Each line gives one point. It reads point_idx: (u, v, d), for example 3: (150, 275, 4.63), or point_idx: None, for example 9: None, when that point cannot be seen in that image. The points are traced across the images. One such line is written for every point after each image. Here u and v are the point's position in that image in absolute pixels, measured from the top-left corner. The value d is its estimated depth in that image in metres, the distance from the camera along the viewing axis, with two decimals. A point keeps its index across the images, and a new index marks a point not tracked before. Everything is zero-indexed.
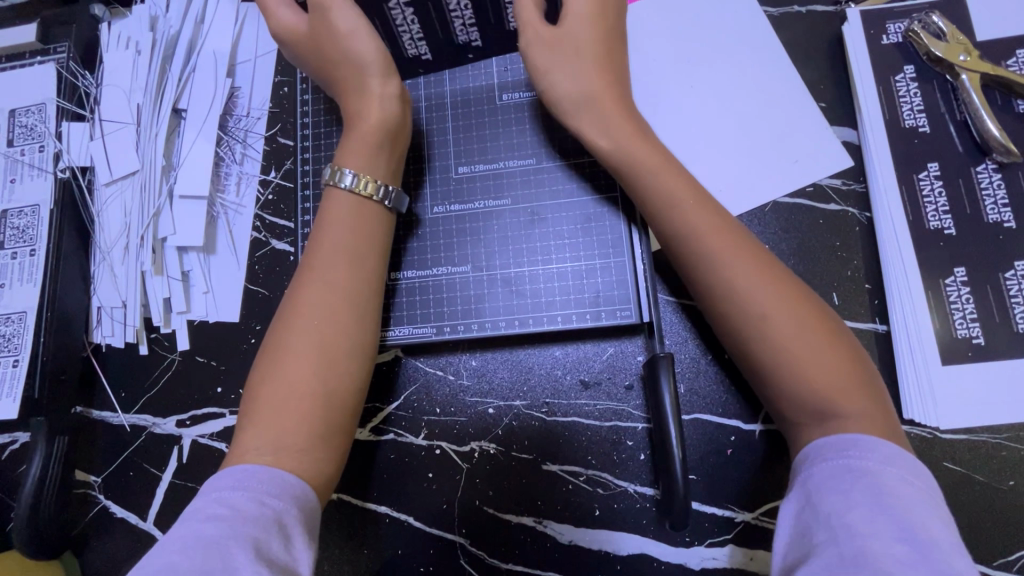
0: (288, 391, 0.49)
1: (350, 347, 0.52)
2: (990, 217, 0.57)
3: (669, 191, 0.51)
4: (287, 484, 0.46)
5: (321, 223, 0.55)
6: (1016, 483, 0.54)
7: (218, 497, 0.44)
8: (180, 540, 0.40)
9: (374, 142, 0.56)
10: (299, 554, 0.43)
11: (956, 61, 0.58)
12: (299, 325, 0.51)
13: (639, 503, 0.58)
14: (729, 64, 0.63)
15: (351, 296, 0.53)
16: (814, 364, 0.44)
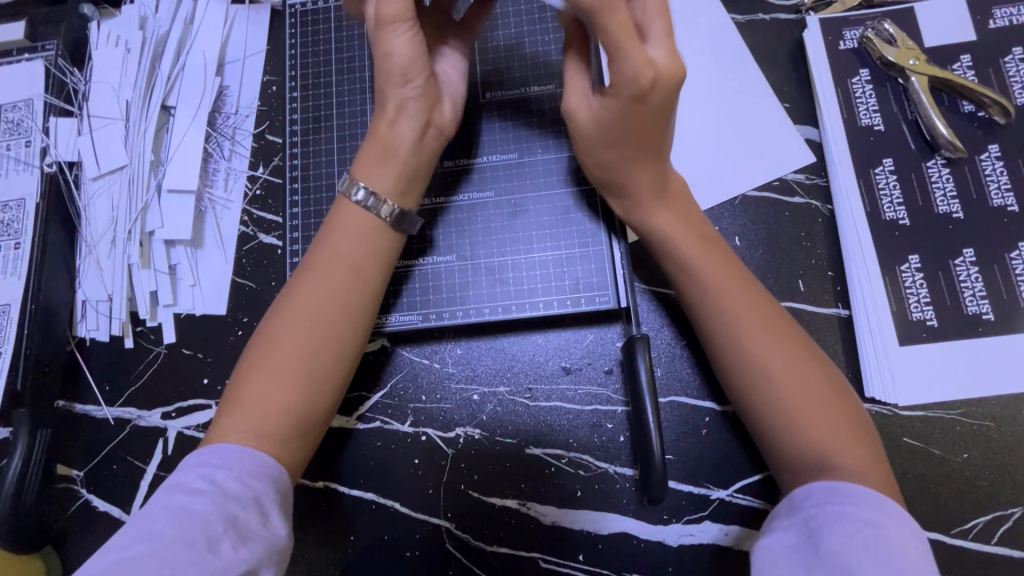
0: (276, 391, 0.50)
1: (345, 361, 0.53)
2: (940, 209, 0.61)
3: (694, 268, 0.54)
4: (267, 468, 0.47)
5: (331, 232, 0.55)
6: (971, 456, 0.57)
7: (201, 472, 0.45)
8: (164, 512, 0.43)
9: (386, 158, 0.55)
10: (276, 530, 0.45)
11: (906, 64, 0.63)
12: (297, 330, 0.52)
13: (619, 483, 0.60)
14: (700, 67, 0.67)
15: (354, 312, 0.53)
16: (812, 417, 0.48)
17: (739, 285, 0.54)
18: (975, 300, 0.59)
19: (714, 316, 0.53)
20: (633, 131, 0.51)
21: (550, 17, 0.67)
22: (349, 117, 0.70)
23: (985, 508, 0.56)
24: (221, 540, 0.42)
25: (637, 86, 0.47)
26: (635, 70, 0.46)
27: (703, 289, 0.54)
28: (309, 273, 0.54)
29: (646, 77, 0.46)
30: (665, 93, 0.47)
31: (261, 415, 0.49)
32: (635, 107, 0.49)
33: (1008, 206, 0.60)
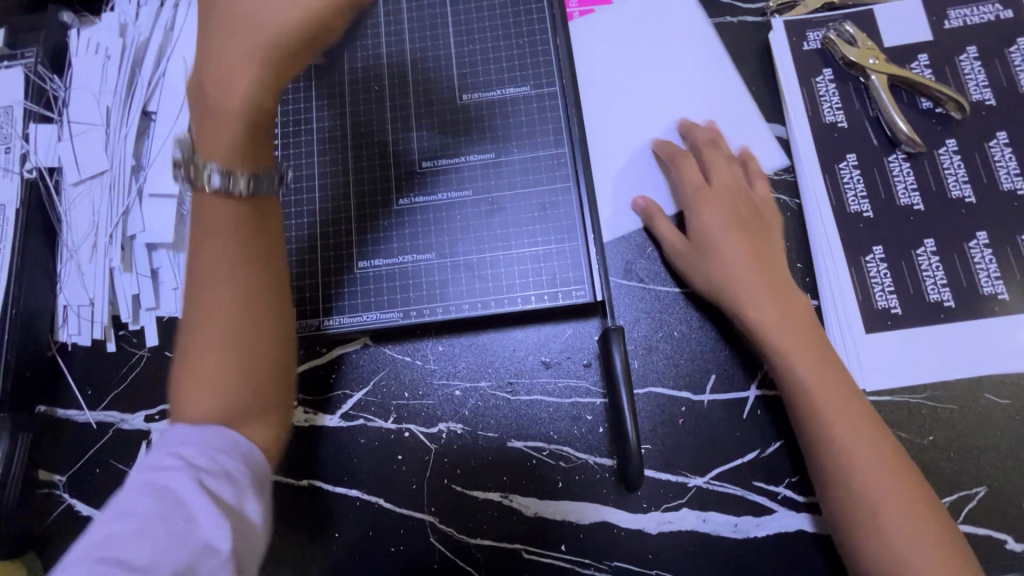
0: (216, 371, 0.41)
1: (271, 316, 0.43)
2: (901, 201, 0.63)
3: (817, 369, 0.55)
4: (242, 447, 0.41)
5: (195, 173, 0.42)
6: (936, 438, 0.59)
7: (168, 449, 0.39)
8: (134, 485, 0.38)
9: (243, 127, 0.42)
10: (247, 504, 0.39)
11: (867, 64, 0.66)
12: (205, 301, 0.42)
13: (599, 473, 0.61)
14: (671, 68, 0.69)
15: (260, 261, 0.43)
16: (906, 529, 0.50)
17: (838, 390, 0.55)
18: (936, 287, 0.61)
19: (815, 425, 0.54)
20: (735, 232, 0.61)
21: (525, 21, 0.69)
22: None
23: (951, 488, 0.58)
24: (198, 515, 0.37)
25: (720, 215, 0.62)
26: (713, 218, 0.62)
27: (803, 395, 0.55)
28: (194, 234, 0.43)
29: (736, 186, 0.64)
30: (730, 194, 0.63)
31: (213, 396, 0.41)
32: (714, 237, 0.62)
33: (965, 197, 0.63)
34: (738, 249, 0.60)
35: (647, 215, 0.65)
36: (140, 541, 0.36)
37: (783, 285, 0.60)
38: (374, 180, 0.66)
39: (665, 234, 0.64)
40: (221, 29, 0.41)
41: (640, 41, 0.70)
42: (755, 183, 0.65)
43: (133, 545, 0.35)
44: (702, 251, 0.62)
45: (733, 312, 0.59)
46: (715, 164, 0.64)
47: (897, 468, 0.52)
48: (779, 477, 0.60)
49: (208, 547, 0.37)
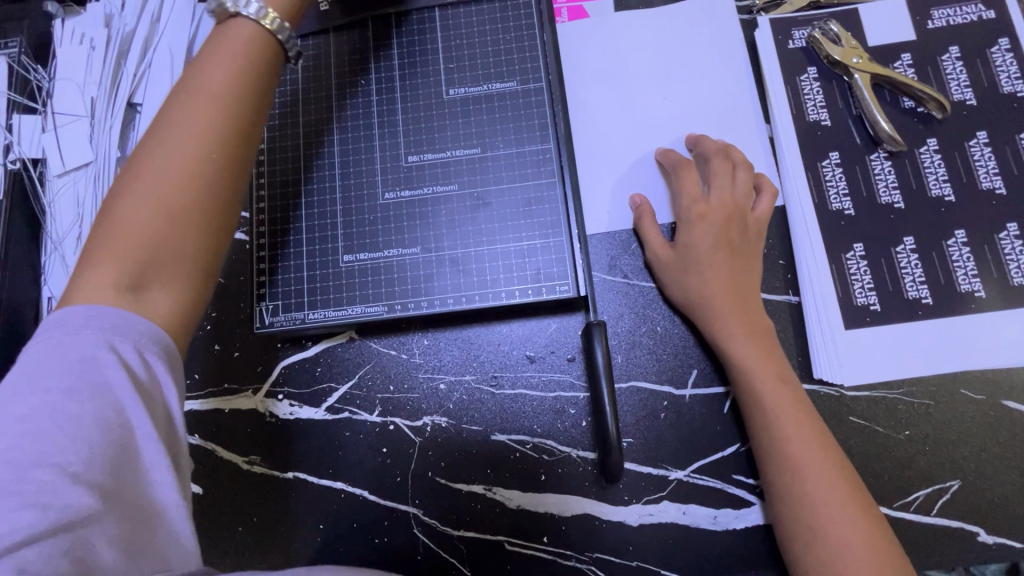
0: (135, 224, 0.40)
1: (205, 188, 0.41)
2: (883, 199, 0.64)
3: (759, 364, 0.57)
4: (163, 343, 0.40)
5: (202, 53, 0.45)
6: (912, 433, 0.60)
7: (61, 327, 0.38)
8: (54, 377, 0.37)
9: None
10: (161, 383, 0.39)
11: (850, 62, 0.66)
12: (149, 157, 0.41)
13: (581, 466, 0.62)
14: (657, 64, 0.70)
15: (216, 134, 0.42)
16: (841, 524, 0.51)
17: (790, 394, 0.56)
18: (915, 285, 0.62)
19: (766, 423, 0.56)
20: (716, 247, 0.61)
21: (512, 15, 0.69)
22: None
23: (925, 482, 0.59)
24: (133, 420, 0.38)
25: (705, 230, 0.62)
26: (700, 229, 0.62)
27: (759, 394, 0.56)
28: (171, 95, 0.44)
29: (730, 210, 0.62)
30: (719, 212, 0.62)
31: (121, 253, 0.39)
32: (696, 249, 0.62)
33: (944, 196, 0.64)
34: (714, 256, 0.61)
35: (637, 215, 0.65)
36: (73, 444, 0.36)
37: (748, 292, 0.61)
38: (360, 174, 0.66)
39: (649, 237, 0.64)
40: None
41: (626, 39, 0.71)
42: (757, 203, 0.64)
43: (66, 448, 0.35)
44: (680, 263, 0.62)
45: (699, 316, 0.61)
46: (717, 179, 0.63)
47: (834, 465, 0.53)
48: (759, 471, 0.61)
49: (148, 446, 0.38)
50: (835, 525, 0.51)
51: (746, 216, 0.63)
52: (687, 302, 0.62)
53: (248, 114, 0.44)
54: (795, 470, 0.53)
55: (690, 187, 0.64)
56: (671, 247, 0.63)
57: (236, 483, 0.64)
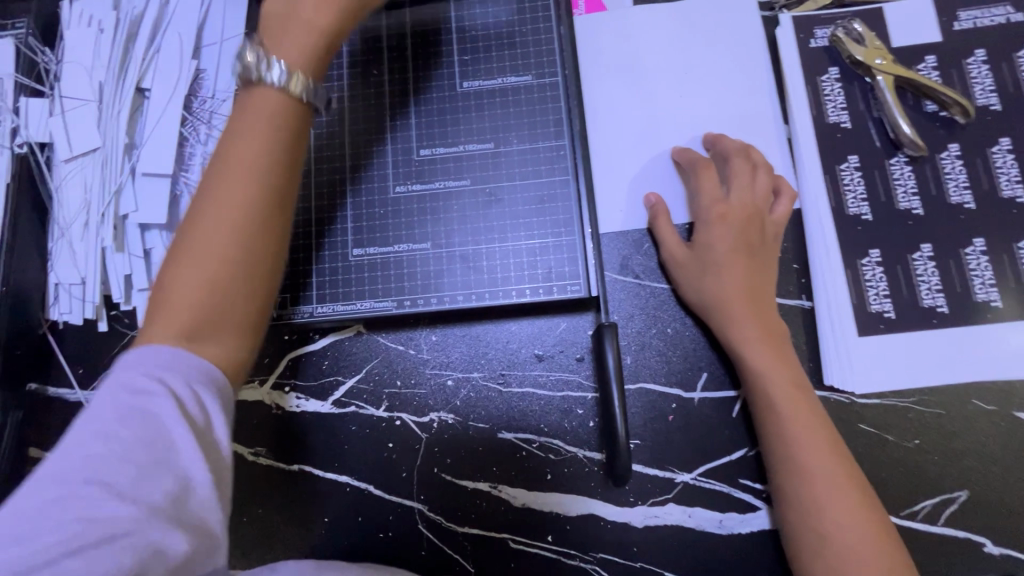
0: (182, 300, 0.40)
1: (246, 255, 0.42)
2: (901, 205, 0.63)
3: (774, 369, 0.57)
4: (213, 378, 0.40)
5: (237, 118, 0.45)
6: (922, 442, 0.60)
7: (124, 363, 0.39)
8: (113, 407, 0.37)
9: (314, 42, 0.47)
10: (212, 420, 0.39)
11: (874, 63, 0.64)
12: (191, 232, 0.42)
13: (587, 466, 0.62)
14: (675, 60, 0.68)
15: (253, 201, 0.42)
16: (849, 531, 0.51)
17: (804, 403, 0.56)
18: (931, 293, 0.61)
19: (778, 428, 0.55)
20: (734, 249, 0.60)
21: (528, 7, 0.67)
22: None
23: (933, 492, 0.59)
24: (182, 454, 0.37)
25: (723, 231, 0.61)
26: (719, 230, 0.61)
27: (772, 401, 0.56)
28: (211, 165, 0.44)
29: (749, 211, 0.61)
30: (739, 214, 0.61)
31: (169, 327, 0.40)
32: (714, 250, 0.61)
33: (964, 203, 0.63)
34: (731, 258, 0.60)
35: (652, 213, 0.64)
36: (122, 470, 0.35)
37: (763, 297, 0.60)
38: (370, 167, 0.65)
39: (664, 236, 0.63)
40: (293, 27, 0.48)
41: (644, 34, 0.69)
42: (775, 206, 0.63)
43: (113, 472, 0.35)
44: (696, 265, 0.61)
45: (713, 318, 0.60)
46: (738, 179, 0.62)
47: (846, 472, 0.53)
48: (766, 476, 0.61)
49: (194, 481, 0.37)
50: (844, 532, 0.51)
51: (766, 219, 0.62)
52: (702, 305, 0.61)
53: (283, 175, 0.44)
54: (802, 478, 0.53)
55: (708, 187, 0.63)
56: (688, 248, 0.63)
57: (242, 475, 0.64)
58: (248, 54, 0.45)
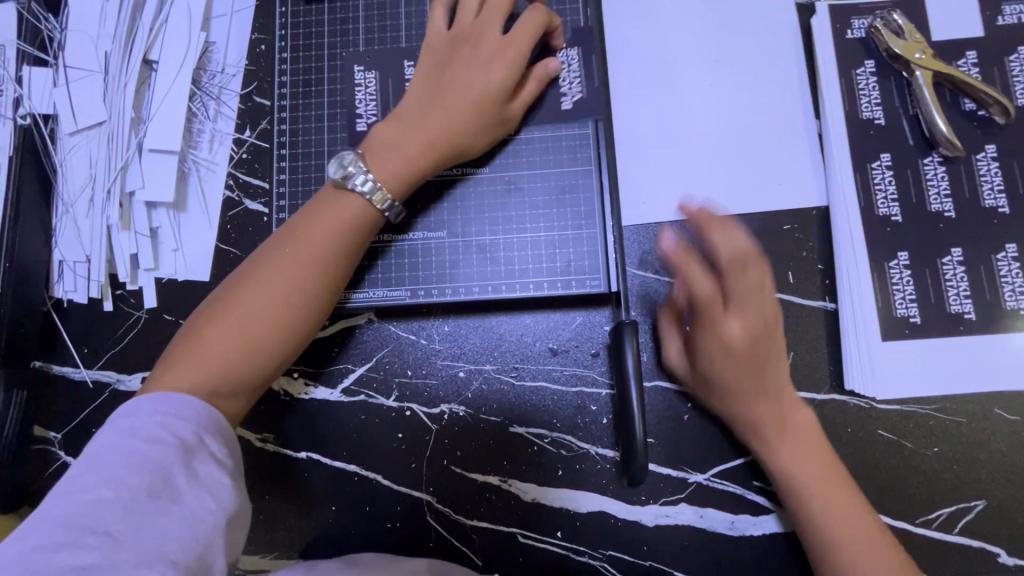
0: (221, 346, 0.51)
1: (291, 330, 0.53)
2: (933, 206, 0.61)
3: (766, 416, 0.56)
4: (221, 426, 0.48)
5: (311, 212, 0.55)
6: (941, 449, 0.59)
7: (131, 412, 0.46)
8: (121, 456, 0.43)
9: (411, 168, 0.57)
10: (203, 464, 0.45)
11: (912, 58, 0.62)
12: (247, 298, 0.52)
13: (599, 464, 0.61)
14: (704, 48, 0.66)
15: (308, 289, 0.53)
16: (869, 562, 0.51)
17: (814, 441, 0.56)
18: (958, 299, 0.60)
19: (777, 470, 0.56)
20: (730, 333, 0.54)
21: None
22: (341, 83, 0.67)
23: (950, 500, 0.58)
24: (184, 493, 0.44)
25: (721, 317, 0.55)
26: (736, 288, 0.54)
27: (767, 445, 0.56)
28: (277, 245, 0.54)
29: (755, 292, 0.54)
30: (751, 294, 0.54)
31: (203, 366, 0.50)
32: (710, 336, 0.55)
33: (998, 207, 0.61)
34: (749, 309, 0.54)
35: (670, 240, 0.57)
36: (126, 515, 0.41)
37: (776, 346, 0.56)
38: None
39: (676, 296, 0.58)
40: (396, 145, 0.57)
41: (672, 20, 0.67)
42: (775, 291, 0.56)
43: (118, 518, 0.41)
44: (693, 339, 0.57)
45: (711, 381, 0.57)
46: (746, 308, 0.54)
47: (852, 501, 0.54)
48: None
49: (196, 517, 0.43)
50: (868, 563, 0.51)
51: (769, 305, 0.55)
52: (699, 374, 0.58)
53: (338, 272, 0.55)
54: (813, 514, 0.54)
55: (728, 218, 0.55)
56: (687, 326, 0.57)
57: (249, 461, 0.64)
58: (349, 165, 0.55)
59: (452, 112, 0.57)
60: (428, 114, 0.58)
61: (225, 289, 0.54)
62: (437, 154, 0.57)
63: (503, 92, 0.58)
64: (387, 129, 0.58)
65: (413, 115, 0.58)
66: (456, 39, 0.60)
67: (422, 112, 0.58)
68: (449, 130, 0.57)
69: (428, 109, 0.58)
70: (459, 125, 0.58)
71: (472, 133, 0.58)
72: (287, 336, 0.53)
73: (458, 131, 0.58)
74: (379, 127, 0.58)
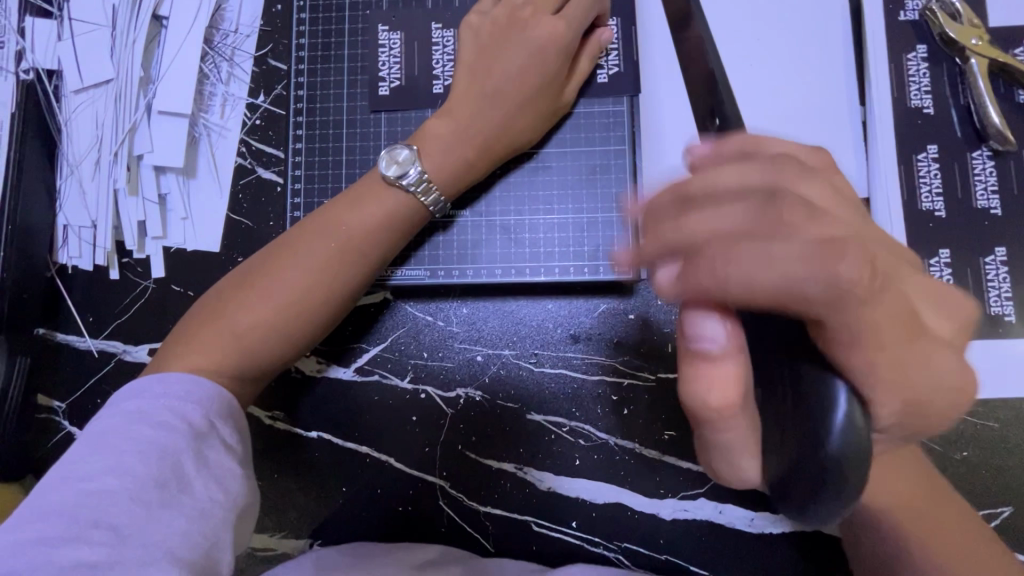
0: (241, 329, 0.50)
1: (313, 321, 0.52)
2: (979, 203, 0.59)
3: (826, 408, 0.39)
4: (232, 409, 0.48)
5: (347, 204, 0.54)
6: (970, 454, 0.57)
7: (140, 392, 0.45)
8: (128, 441, 0.42)
9: (463, 167, 0.56)
10: (213, 454, 0.44)
11: (968, 44, 0.58)
12: (272, 283, 0.51)
13: (618, 455, 0.59)
14: (746, 25, 0.62)
15: (338, 283, 0.53)
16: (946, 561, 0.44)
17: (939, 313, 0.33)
18: (999, 300, 0.58)
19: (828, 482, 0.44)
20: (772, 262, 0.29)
21: None
22: (361, 48, 0.64)
23: (977, 507, 0.57)
24: (193, 483, 0.42)
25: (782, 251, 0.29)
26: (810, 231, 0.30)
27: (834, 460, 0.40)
28: (309, 234, 0.53)
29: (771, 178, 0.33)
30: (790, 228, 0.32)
31: (221, 347, 0.49)
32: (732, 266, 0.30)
33: None
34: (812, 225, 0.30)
35: (679, 266, 0.32)
36: (133, 506, 0.40)
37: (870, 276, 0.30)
38: (408, 124, 0.62)
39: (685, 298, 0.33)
40: (447, 143, 0.55)
41: None
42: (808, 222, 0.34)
43: (125, 508, 0.39)
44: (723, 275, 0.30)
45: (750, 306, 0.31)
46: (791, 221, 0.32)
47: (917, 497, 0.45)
48: None
49: (204, 510, 0.42)
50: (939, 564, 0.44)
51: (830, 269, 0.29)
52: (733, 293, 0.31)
53: (369, 268, 0.54)
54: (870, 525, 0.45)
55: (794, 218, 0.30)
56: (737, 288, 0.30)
57: (258, 438, 0.62)
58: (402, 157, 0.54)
59: (503, 108, 0.56)
60: (480, 109, 0.56)
61: (251, 270, 0.53)
62: (486, 152, 0.56)
63: (557, 85, 0.57)
64: (437, 124, 0.56)
65: (466, 111, 0.56)
66: (506, 26, 0.57)
67: (475, 106, 0.56)
68: (501, 126, 0.56)
69: (481, 103, 0.56)
70: (514, 120, 0.56)
71: (528, 130, 0.57)
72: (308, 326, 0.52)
73: (509, 128, 0.56)
74: (430, 123, 0.56)
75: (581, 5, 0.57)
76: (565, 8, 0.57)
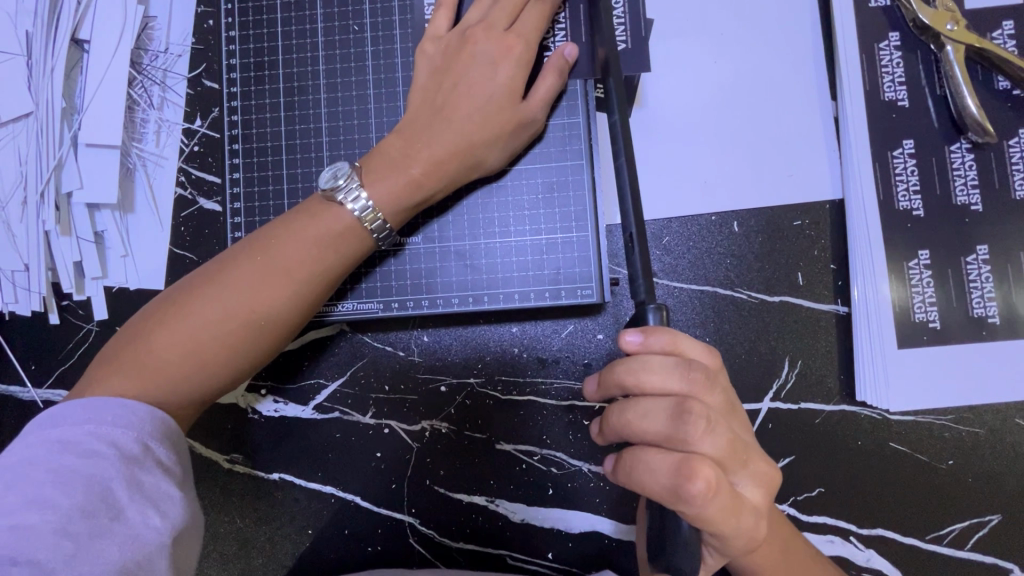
0: (172, 354, 0.45)
1: (254, 345, 0.47)
2: (958, 199, 0.56)
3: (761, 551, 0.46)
4: (169, 431, 0.43)
5: (292, 220, 0.50)
6: (956, 462, 0.55)
7: (61, 418, 0.40)
8: (49, 473, 0.37)
9: (415, 187, 0.51)
10: (153, 480, 0.39)
11: (943, 30, 0.54)
12: (205, 305, 0.46)
13: (593, 482, 0.57)
14: (706, 21, 0.58)
15: (277, 307, 0.48)
16: None
17: (749, 477, 0.41)
18: (982, 301, 0.55)
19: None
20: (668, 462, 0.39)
21: None
22: (298, 66, 0.59)
23: (964, 516, 0.55)
24: (126, 510, 0.38)
25: (665, 437, 0.39)
26: (695, 453, 0.39)
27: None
28: (247, 252, 0.48)
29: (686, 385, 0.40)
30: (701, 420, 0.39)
31: (150, 372, 0.44)
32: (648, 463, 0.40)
33: None
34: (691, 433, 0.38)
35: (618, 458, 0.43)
36: (57, 541, 0.35)
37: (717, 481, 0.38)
38: (353, 146, 0.59)
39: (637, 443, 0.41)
40: (399, 163, 0.51)
41: None
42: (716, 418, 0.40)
43: (48, 543, 0.34)
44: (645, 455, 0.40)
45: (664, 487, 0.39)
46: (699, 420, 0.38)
47: None
48: (786, 495, 0.56)
49: (139, 537, 0.37)
50: None
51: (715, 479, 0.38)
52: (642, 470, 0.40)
53: (313, 290, 0.49)
54: None
55: (690, 441, 0.38)
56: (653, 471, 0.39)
57: (216, 483, 0.59)
58: (341, 177, 0.49)
59: (455, 125, 0.51)
60: (430, 130, 0.52)
61: (186, 286, 0.48)
62: (443, 173, 0.52)
63: (509, 94, 0.52)
64: (388, 144, 0.52)
65: (417, 132, 0.52)
66: (457, 41, 0.54)
67: (428, 128, 0.52)
68: (456, 145, 0.51)
69: (433, 123, 0.52)
70: (466, 137, 0.51)
71: (484, 147, 0.52)
72: (249, 351, 0.47)
73: (464, 147, 0.52)
74: (383, 142, 0.52)
75: (533, 23, 0.53)
76: (518, 21, 0.54)
